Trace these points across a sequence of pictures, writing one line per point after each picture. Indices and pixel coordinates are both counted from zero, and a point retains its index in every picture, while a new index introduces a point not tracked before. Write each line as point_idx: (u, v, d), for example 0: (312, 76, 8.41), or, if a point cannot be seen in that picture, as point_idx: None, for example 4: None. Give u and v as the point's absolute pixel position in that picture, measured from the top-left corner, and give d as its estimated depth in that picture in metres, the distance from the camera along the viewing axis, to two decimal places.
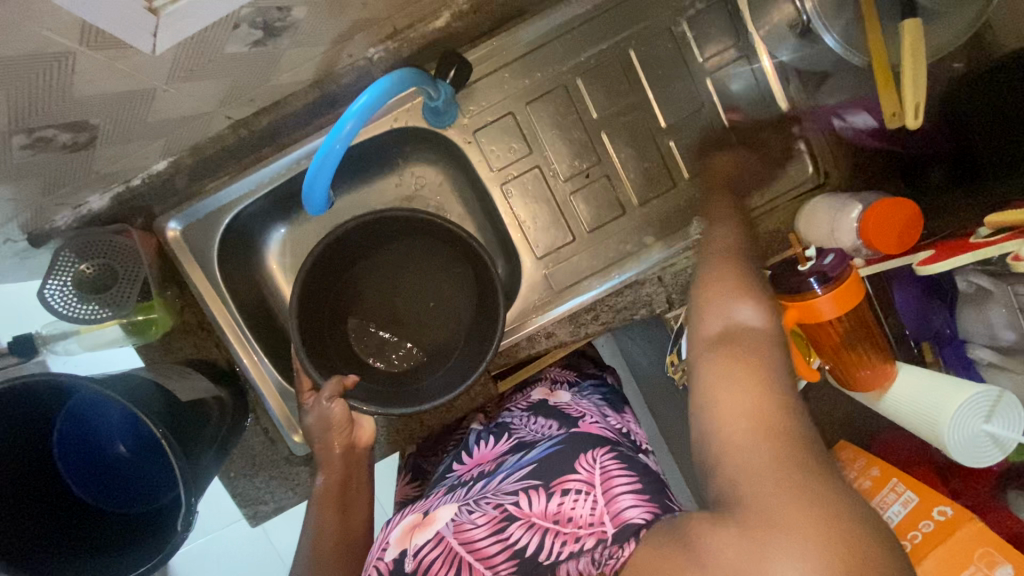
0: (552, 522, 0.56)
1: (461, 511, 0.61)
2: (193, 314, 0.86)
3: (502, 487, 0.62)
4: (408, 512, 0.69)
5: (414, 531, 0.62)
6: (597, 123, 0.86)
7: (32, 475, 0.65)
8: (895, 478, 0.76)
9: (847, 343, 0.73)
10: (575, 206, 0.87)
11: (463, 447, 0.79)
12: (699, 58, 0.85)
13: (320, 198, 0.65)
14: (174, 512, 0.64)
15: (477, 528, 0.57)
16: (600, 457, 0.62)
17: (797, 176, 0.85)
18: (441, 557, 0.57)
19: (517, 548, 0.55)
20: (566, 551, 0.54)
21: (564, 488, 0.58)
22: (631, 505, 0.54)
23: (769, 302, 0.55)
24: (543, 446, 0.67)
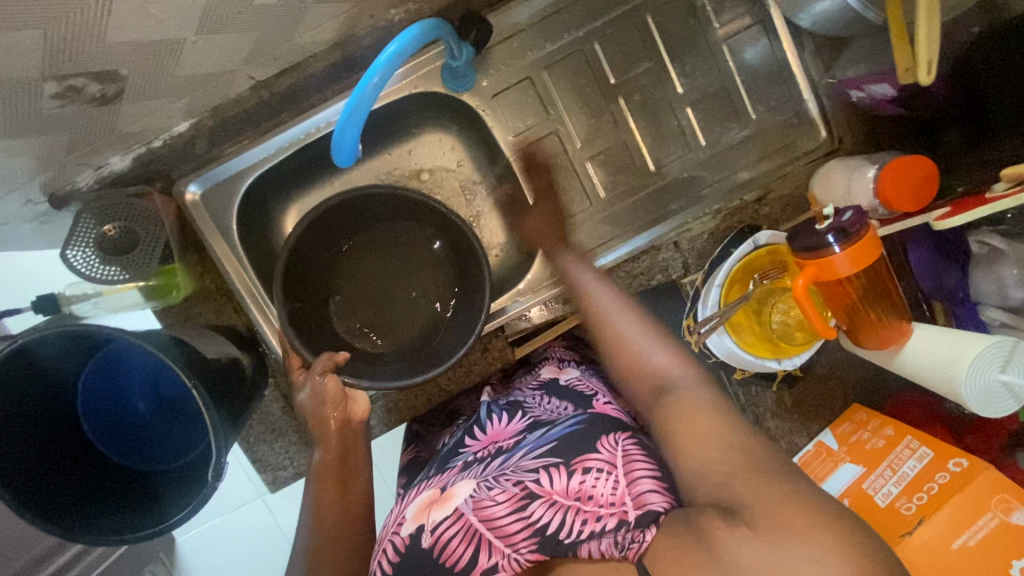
0: (572, 500, 0.57)
1: (480, 488, 0.61)
2: (212, 280, 0.86)
3: (521, 464, 0.63)
4: (425, 486, 0.69)
5: (432, 507, 0.63)
6: (613, 89, 0.86)
7: (60, 431, 0.66)
8: (909, 435, 0.78)
9: (860, 306, 0.75)
10: (591, 172, 0.87)
11: (476, 420, 0.78)
12: (715, 25, 0.86)
13: (348, 154, 0.64)
14: (205, 463, 0.65)
15: (497, 506, 0.58)
16: (621, 440, 0.63)
17: (810, 142, 0.87)
18: (460, 534, 0.59)
19: (538, 525, 0.56)
20: (587, 531, 0.55)
21: (585, 466, 0.59)
22: (651, 490, 0.55)
23: (680, 350, 0.64)
24: (564, 422, 0.66)
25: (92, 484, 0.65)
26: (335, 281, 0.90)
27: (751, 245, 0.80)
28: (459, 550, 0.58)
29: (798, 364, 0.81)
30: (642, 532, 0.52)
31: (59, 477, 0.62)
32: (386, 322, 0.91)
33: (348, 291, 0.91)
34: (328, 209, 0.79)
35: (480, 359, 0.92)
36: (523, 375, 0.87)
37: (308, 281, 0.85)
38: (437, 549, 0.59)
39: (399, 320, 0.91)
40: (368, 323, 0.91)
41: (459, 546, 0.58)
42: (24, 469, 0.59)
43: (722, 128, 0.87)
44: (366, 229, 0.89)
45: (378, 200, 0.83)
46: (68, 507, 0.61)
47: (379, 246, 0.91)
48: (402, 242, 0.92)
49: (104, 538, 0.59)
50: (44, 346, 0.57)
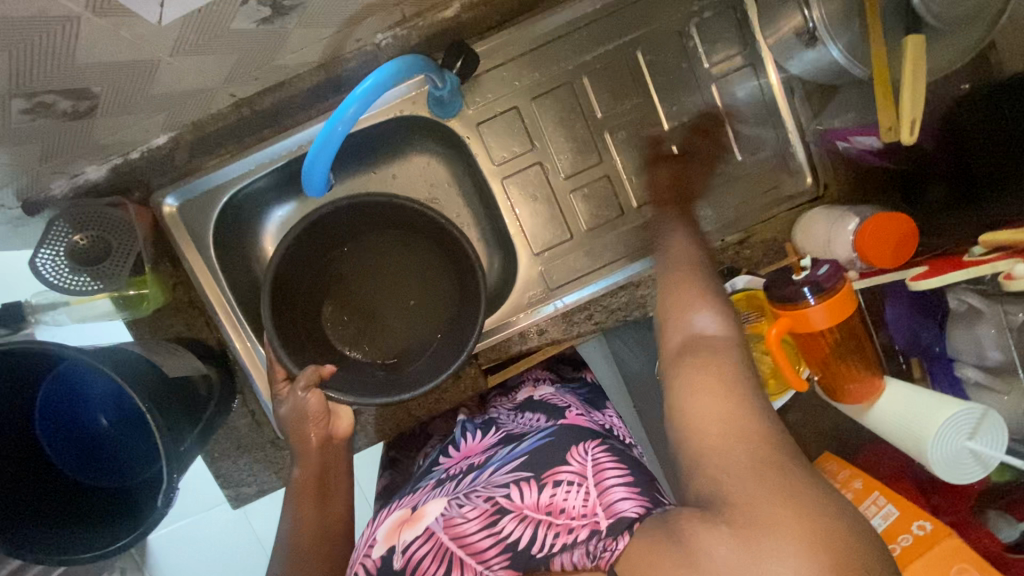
0: (544, 515, 0.56)
1: (451, 505, 0.61)
2: (185, 292, 0.84)
3: (492, 480, 0.62)
4: (398, 506, 0.69)
5: (403, 527, 0.62)
6: (601, 123, 0.85)
7: (12, 442, 0.65)
8: (877, 490, 0.77)
9: (833, 358, 0.75)
10: (574, 205, 0.87)
11: (450, 440, 0.79)
12: (706, 64, 0.85)
13: (319, 180, 0.64)
14: (156, 486, 0.64)
15: (467, 523, 0.57)
16: (592, 448, 0.62)
17: (796, 187, 0.86)
18: (431, 554, 0.57)
19: (509, 541, 0.55)
20: (559, 544, 0.53)
21: (555, 479, 0.58)
22: (622, 499, 0.54)
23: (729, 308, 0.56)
24: (534, 437, 0.67)
25: (43, 496, 0.64)
26: (328, 287, 0.89)
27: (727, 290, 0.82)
28: (430, 569, 0.57)
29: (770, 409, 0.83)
30: (617, 539, 0.50)
31: (10, 491, 0.62)
32: (377, 331, 0.90)
33: (341, 297, 0.90)
34: (322, 220, 0.79)
35: (452, 386, 0.90)
36: (498, 397, 0.90)
37: (299, 289, 0.84)
38: (410, 569, 0.58)
39: (390, 328, 0.90)
40: (360, 332, 0.90)
41: (431, 563, 0.57)
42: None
43: (708, 168, 0.87)
44: (361, 238, 0.88)
45: (377, 208, 0.82)
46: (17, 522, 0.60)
47: (375, 254, 0.90)
48: (401, 249, 0.90)
49: (48, 558, 0.59)
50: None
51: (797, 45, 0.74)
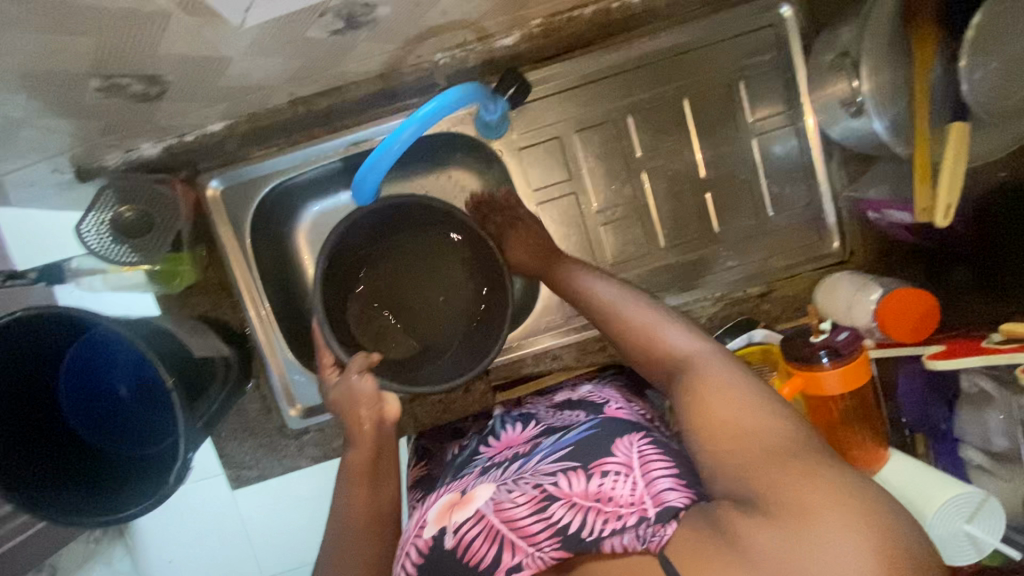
0: (592, 502, 0.56)
1: (499, 490, 0.61)
2: (215, 272, 0.87)
3: (539, 468, 0.63)
4: (449, 488, 0.69)
5: (454, 509, 0.63)
6: (640, 161, 0.87)
7: (40, 400, 0.68)
8: None
9: (839, 426, 0.75)
10: (602, 237, 0.88)
11: (489, 431, 0.79)
12: (749, 118, 0.86)
13: (367, 191, 0.67)
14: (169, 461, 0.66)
15: (517, 507, 0.58)
16: (637, 441, 0.63)
17: (823, 249, 0.88)
18: (482, 534, 0.58)
19: (560, 526, 0.55)
20: (608, 529, 0.54)
21: (603, 469, 0.58)
22: (671, 488, 0.54)
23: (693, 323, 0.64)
24: (581, 428, 0.68)
25: (61, 460, 0.66)
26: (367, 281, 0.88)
27: (745, 340, 0.83)
28: (481, 551, 0.58)
29: None
30: (664, 526, 0.51)
31: (33, 445, 0.65)
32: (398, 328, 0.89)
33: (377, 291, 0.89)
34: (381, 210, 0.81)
35: (461, 397, 0.92)
36: (531, 397, 0.86)
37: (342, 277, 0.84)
38: (460, 550, 0.59)
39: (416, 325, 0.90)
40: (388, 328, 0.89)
41: (482, 545, 0.58)
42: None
43: (738, 219, 0.88)
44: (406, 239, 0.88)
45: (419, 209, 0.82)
46: (39, 479, 0.63)
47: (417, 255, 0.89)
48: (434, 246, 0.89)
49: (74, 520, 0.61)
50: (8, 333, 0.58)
51: (842, 113, 0.75)
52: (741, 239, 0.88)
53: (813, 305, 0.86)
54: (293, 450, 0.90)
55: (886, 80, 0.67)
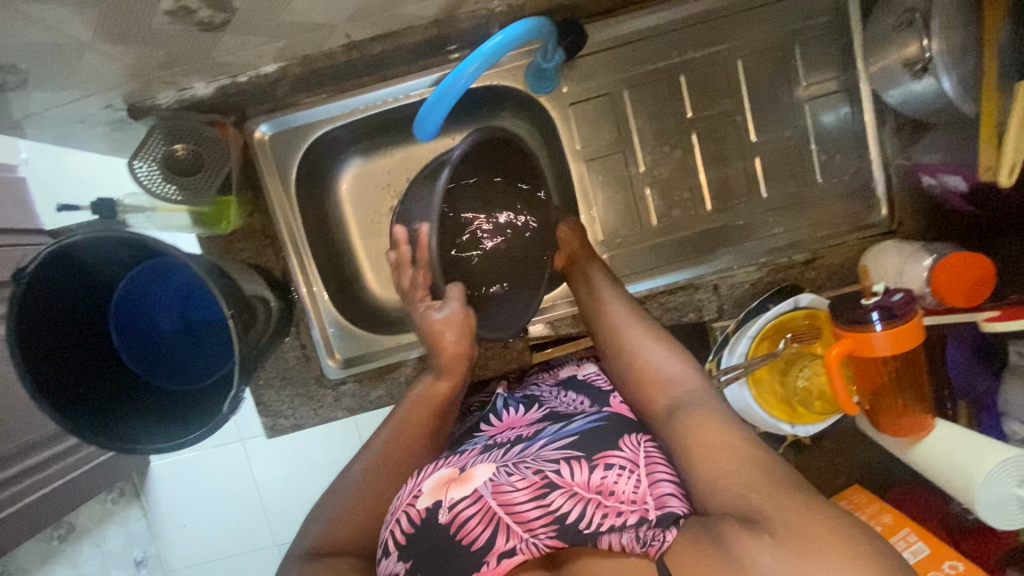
0: (593, 494, 0.56)
1: (500, 471, 0.59)
2: (260, 218, 0.87)
3: (541, 454, 0.61)
4: (446, 462, 0.65)
5: (451, 484, 0.59)
6: (690, 122, 0.86)
7: (92, 336, 0.69)
8: (907, 527, 0.78)
9: (882, 389, 0.75)
10: (648, 199, 0.87)
11: (490, 408, 0.78)
12: (801, 83, 0.86)
13: (431, 130, 0.69)
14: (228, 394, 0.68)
15: (516, 492, 0.57)
16: (643, 440, 0.63)
17: (871, 218, 0.87)
18: (479, 514, 0.57)
19: (558, 514, 0.55)
20: (607, 524, 0.54)
21: (607, 462, 0.58)
22: (672, 492, 0.56)
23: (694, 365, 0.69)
24: (585, 418, 0.66)
25: (104, 389, 0.67)
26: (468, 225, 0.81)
27: (790, 305, 0.81)
28: (476, 530, 0.57)
29: (809, 432, 0.84)
30: (664, 532, 0.52)
31: (84, 377, 0.66)
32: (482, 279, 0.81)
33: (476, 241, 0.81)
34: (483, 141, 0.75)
35: (498, 354, 0.92)
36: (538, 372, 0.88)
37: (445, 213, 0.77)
38: (454, 527, 0.57)
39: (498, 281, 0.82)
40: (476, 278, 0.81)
41: (478, 525, 0.57)
42: (46, 350, 0.62)
43: (786, 185, 0.87)
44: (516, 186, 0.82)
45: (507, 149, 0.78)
46: (90, 410, 0.64)
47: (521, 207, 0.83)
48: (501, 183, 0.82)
49: (108, 442, 0.61)
50: (93, 245, 0.61)
51: (904, 75, 0.74)
52: (789, 206, 0.87)
53: (861, 267, 0.85)
54: (330, 401, 0.90)
55: (957, 40, 0.66)
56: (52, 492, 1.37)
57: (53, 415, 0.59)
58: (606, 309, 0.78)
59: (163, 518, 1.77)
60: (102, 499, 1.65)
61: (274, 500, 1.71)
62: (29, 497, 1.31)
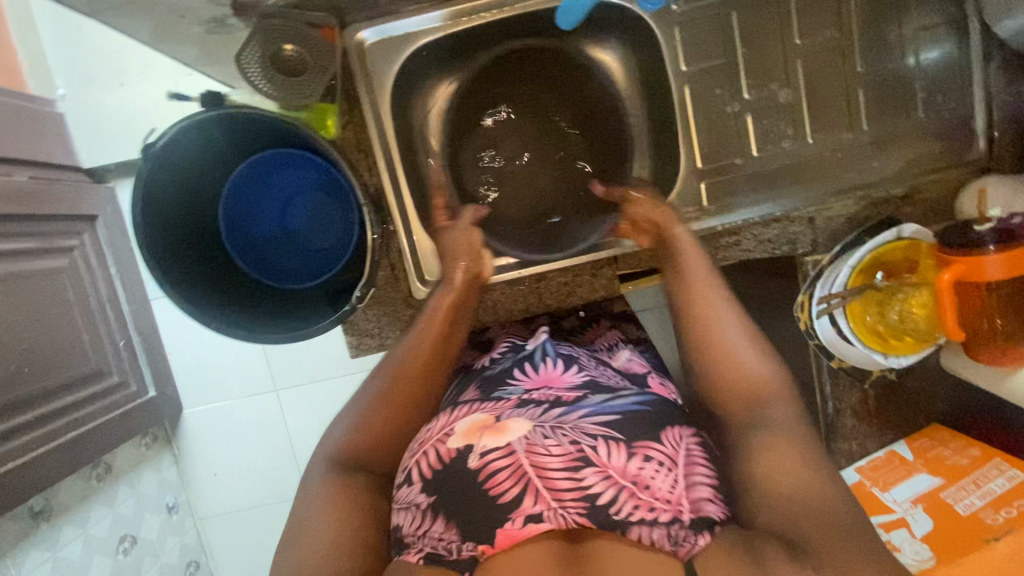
0: (630, 482, 0.54)
1: (535, 432, 0.57)
2: (353, 132, 0.85)
3: (581, 423, 0.59)
4: (480, 404, 0.65)
5: (486, 431, 0.58)
6: (796, 49, 0.85)
7: (201, 229, 0.69)
8: (998, 457, 0.82)
9: (985, 326, 0.75)
10: (747, 126, 0.86)
11: (527, 358, 0.76)
12: (911, 12, 0.84)
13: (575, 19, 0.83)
14: (349, 289, 0.68)
15: (551, 457, 0.54)
16: (686, 436, 0.60)
17: (968, 153, 0.87)
18: (510, 470, 0.54)
19: (589, 492, 0.53)
20: (637, 516, 0.52)
21: (647, 454, 0.56)
22: (708, 497, 0.54)
23: (774, 368, 0.64)
24: (631, 398, 0.63)
25: (216, 283, 0.67)
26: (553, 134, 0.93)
27: (894, 235, 0.80)
28: (505, 485, 0.54)
29: (902, 364, 0.84)
30: (697, 536, 0.52)
31: (193, 268, 0.65)
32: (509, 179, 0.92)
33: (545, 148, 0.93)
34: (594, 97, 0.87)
35: (587, 284, 0.91)
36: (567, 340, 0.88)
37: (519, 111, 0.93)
38: (482, 475, 0.55)
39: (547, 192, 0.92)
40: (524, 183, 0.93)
41: (507, 480, 0.54)
42: (165, 236, 0.62)
43: (887, 119, 0.86)
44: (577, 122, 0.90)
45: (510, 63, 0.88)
46: (208, 300, 0.63)
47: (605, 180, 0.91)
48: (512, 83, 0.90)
49: (229, 327, 0.60)
50: (202, 127, 0.59)
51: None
52: (887, 139, 0.87)
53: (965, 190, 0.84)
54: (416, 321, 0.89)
55: None
56: (93, 430, 1.35)
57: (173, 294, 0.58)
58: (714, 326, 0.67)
59: (193, 468, 1.73)
60: (138, 443, 1.62)
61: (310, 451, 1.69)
62: (72, 433, 1.29)
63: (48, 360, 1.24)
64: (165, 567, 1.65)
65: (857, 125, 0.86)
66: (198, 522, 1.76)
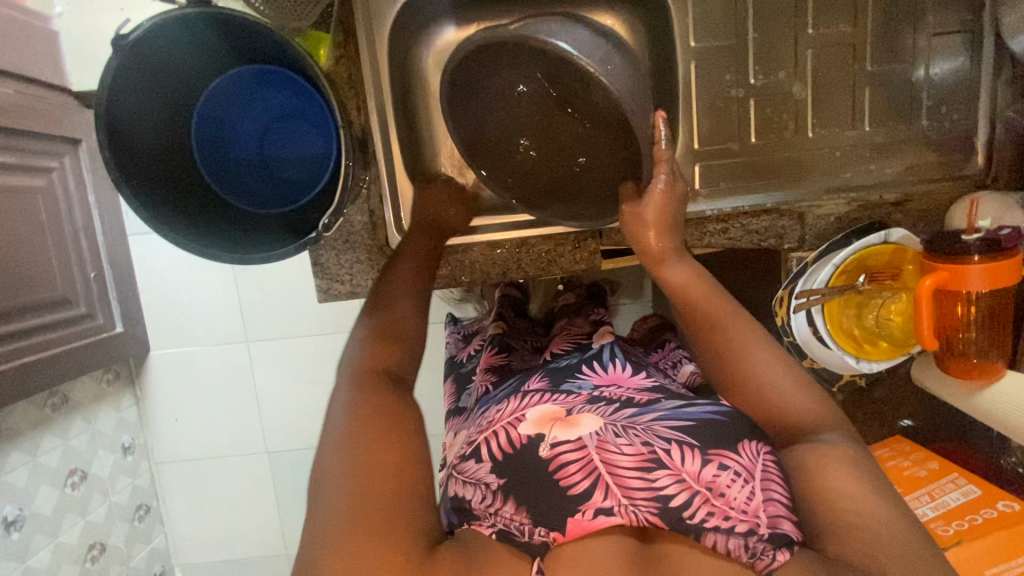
0: (704, 488, 0.52)
1: (607, 429, 0.57)
2: (347, 67, 0.80)
3: (653, 425, 0.58)
4: (550, 396, 0.65)
5: (557, 424, 0.58)
6: (808, 40, 0.83)
7: (171, 141, 0.65)
8: (955, 472, 0.81)
9: (960, 337, 0.75)
10: (748, 111, 0.84)
11: (595, 357, 0.75)
12: (927, 16, 0.83)
13: None
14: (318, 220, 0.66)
15: (622, 456, 0.54)
16: (761, 450, 0.57)
17: (965, 169, 0.86)
18: (580, 463, 0.54)
19: (661, 494, 0.52)
20: (712, 522, 0.51)
21: (723, 462, 0.54)
22: (785, 515, 0.51)
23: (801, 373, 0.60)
24: (706, 405, 0.61)
25: (181, 202, 0.64)
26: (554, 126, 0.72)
27: (879, 239, 0.79)
28: (575, 477, 0.54)
29: (874, 369, 0.83)
30: (776, 551, 0.49)
31: (154, 181, 0.61)
32: (597, 185, 0.74)
33: (559, 139, 0.73)
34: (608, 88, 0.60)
35: (568, 255, 0.88)
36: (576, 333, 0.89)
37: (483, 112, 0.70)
38: (553, 465, 0.55)
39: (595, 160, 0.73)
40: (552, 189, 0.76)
41: (577, 472, 0.54)
42: (128, 151, 0.58)
43: (889, 123, 0.85)
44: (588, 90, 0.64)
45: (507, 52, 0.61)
46: (170, 216, 0.60)
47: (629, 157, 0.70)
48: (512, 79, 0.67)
49: (187, 242, 0.58)
50: (182, 25, 0.56)
51: None
52: (887, 143, 0.86)
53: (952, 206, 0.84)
54: None
55: None
56: (52, 357, 1.31)
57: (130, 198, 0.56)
58: (727, 345, 0.62)
59: (154, 411, 1.69)
60: (99, 379, 1.57)
61: (275, 408, 1.66)
62: (30, 355, 1.25)
63: (14, 279, 1.21)
64: (114, 507, 1.61)
65: (859, 125, 0.85)
66: (154, 466, 1.73)
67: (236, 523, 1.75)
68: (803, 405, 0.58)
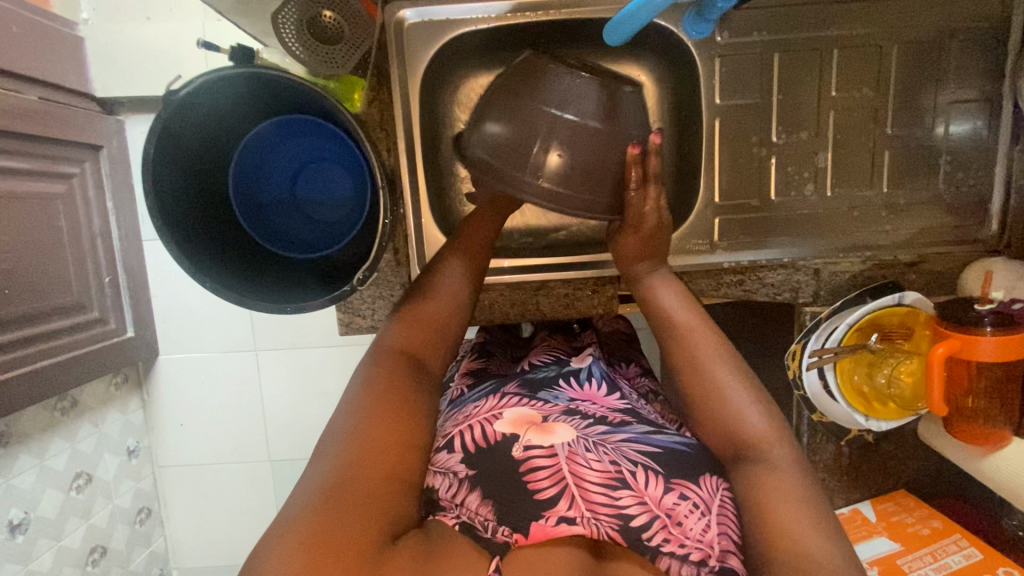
0: (663, 514, 0.51)
1: (579, 440, 0.55)
2: (378, 109, 0.83)
3: (623, 445, 0.57)
4: (529, 401, 0.64)
5: (533, 427, 0.57)
6: (831, 101, 0.85)
7: (207, 185, 0.67)
8: (957, 533, 0.84)
9: (969, 404, 0.77)
10: (769, 167, 0.86)
11: (572, 372, 0.74)
12: (949, 84, 0.84)
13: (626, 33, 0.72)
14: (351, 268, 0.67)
15: (590, 469, 0.52)
16: (722, 485, 0.55)
17: (978, 234, 0.88)
18: (551, 471, 0.52)
19: (623, 513, 0.51)
20: (667, 549, 0.50)
21: (683, 491, 0.52)
22: (735, 551, 0.51)
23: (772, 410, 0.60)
24: (672, 436, 0.60)
25: (215, 247, 0.65)
26: None
27: (894, 300, 0.80)
28: (543, 483, 0.52)
29: (882, 428, 0.84)
30: None
31: (196, 229, 0.63)
32: None
33: None
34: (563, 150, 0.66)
35: (586, 297, 0.90)
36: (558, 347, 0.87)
37: None
38: (522, 467, 0.53)
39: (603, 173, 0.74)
40: None
41: (546, 478, 0.52)
42: (170, 203, 0.59)
43: (907, 184, 0.87)
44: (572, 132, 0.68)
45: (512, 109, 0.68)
46: (207, 261, 0.62)
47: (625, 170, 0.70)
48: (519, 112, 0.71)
49: (224, 291, 0.59)
50: (228, 82, 0.58)
51: None
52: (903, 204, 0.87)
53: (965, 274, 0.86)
54: None
55: None
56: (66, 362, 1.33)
57: (173, 249, 0.57)
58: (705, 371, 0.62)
59: (160, 415, 1.71)
60: (108, 381, 1.58)
61: (280, 420, 1.68)
62: (46, 359, 1.27)
63: (33, 285, 1.22)
64: (117, 509, 1.62)
65: (877, 185, 0.87)
66: (157, 469, 1.75)
67: (234, 530, 1.76)
68: (776, 441, 0.57)
